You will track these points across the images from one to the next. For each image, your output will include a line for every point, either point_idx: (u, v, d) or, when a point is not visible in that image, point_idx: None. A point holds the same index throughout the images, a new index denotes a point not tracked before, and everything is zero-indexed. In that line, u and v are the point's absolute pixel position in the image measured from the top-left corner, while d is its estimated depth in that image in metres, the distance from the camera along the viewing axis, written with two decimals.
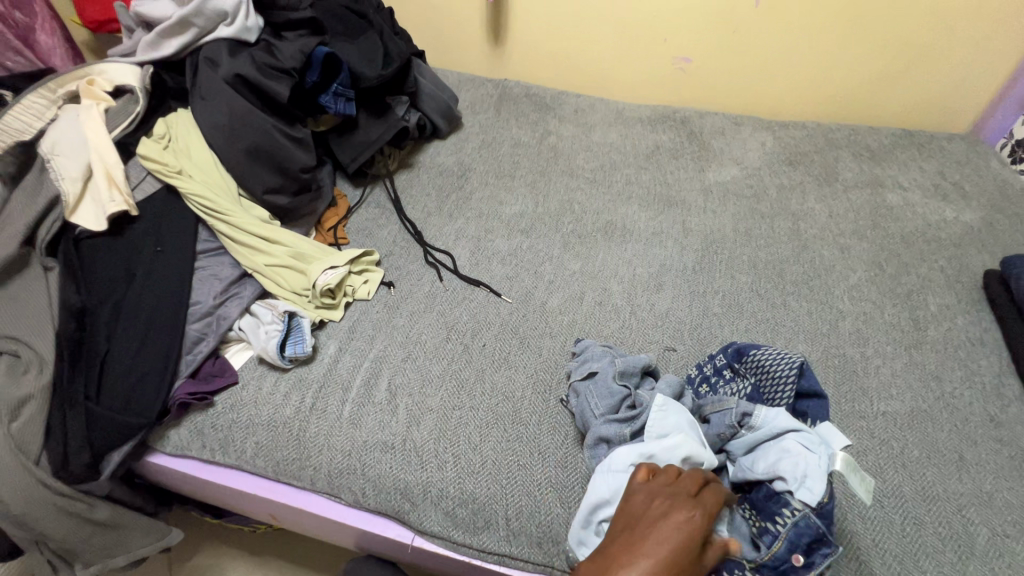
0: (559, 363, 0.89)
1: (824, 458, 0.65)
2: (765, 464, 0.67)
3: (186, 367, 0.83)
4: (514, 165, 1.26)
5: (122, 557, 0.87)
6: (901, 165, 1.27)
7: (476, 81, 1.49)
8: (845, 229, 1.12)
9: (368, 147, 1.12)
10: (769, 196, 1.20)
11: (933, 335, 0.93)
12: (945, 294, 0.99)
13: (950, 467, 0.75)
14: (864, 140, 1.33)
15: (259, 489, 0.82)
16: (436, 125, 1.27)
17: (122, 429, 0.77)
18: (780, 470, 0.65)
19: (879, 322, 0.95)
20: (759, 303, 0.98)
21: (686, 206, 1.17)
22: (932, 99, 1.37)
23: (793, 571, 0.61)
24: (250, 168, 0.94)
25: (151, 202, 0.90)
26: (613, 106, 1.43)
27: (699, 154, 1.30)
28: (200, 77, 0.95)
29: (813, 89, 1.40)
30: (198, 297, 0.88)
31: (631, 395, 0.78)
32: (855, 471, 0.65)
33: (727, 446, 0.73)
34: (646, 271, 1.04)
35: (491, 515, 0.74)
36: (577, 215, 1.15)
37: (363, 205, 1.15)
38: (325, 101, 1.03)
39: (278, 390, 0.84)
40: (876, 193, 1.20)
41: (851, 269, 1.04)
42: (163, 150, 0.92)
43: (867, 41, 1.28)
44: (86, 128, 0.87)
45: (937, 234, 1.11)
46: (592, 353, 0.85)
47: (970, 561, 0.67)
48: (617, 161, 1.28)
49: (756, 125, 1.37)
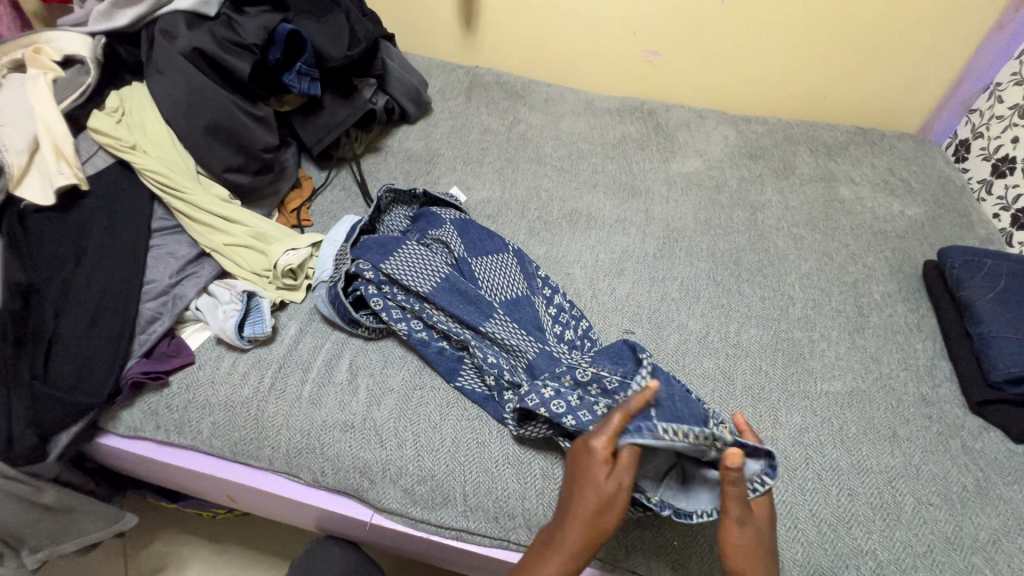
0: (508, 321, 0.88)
1: (519, 291, 0.91)
2: (489, 290, 0.90)
3: (140, 347, 0.81)
4: (482, 151, 1.27)
5: (70, 543, 0.88)
6: (853, 161, 1.33)
7: (446, 67, 1.48)
8: (799, 220, 1.17)
9: (334, 129, 1.12)
10: (730, 187, 1.24)
11: (875, 320, 0.98)
12: (888, 282, 1.05)
13: (883, 443, 0.80)
14: (820, 136, 1.38)
15: (215, 469, 0.81)
16: (404, 109, 1.26)
17: (71, 408, 0.75)
18: (484, 279, 0.91)
19: (826, 308, 0.99)
20: (716, 289, 1.01)
21: (650, 195, 1.20)
22: (884, 96, 1.42)
23: (435, 244, 0.95)
24: (209, 145, 0.92)
25: (103, 176, 0.87)
26: (582, 96, 1.44)
27: (663, 146, 1.33)
28: (156, 49, 0.92)
29: (773, 86, 1.44)
30: (152, 275, 0.86)
31: (486, 392, 0.81)
32: (541, 297, 0.91)
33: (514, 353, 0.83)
34: (609, 257, 1.06)
35: (449, 492, 0.75)
36: (544, 203, 1.16)
37: (328, 188, 1.14)
38: (289, 80, 1.01)
39: (236, 369, 0.83)
40: (829, 187, 1.26)
41: (803, 258, 1.09)
42: (115, 123, 0.89)
43: (824, 42, 1.33)
44: (32, 98, 0.84)
45: (883, 227, 1.17)
46: (471, 371, 0.83)
47: (896, 528, 0.72)
48: (585, 150, 1.30)
49: (720, 118, 1.41)
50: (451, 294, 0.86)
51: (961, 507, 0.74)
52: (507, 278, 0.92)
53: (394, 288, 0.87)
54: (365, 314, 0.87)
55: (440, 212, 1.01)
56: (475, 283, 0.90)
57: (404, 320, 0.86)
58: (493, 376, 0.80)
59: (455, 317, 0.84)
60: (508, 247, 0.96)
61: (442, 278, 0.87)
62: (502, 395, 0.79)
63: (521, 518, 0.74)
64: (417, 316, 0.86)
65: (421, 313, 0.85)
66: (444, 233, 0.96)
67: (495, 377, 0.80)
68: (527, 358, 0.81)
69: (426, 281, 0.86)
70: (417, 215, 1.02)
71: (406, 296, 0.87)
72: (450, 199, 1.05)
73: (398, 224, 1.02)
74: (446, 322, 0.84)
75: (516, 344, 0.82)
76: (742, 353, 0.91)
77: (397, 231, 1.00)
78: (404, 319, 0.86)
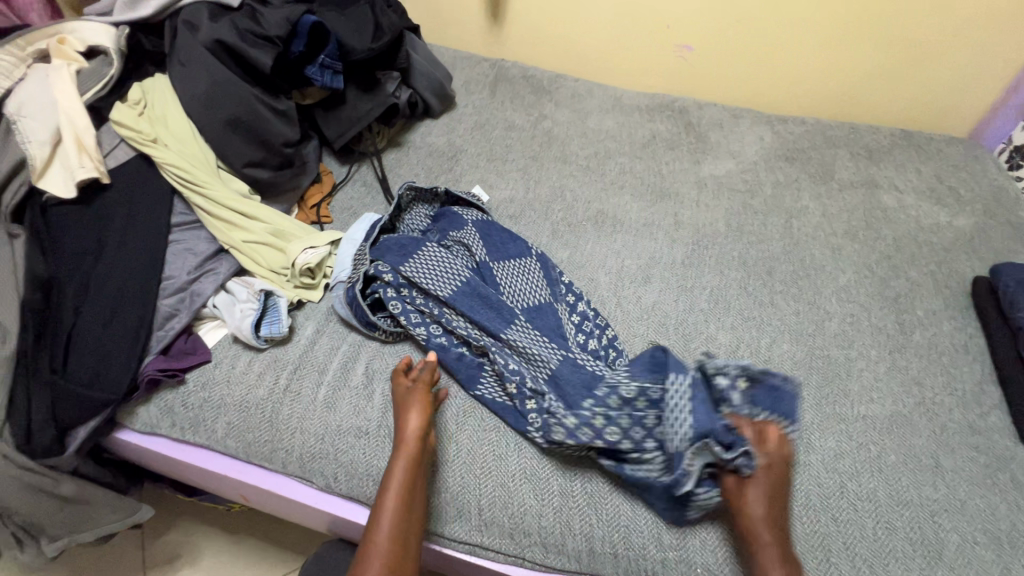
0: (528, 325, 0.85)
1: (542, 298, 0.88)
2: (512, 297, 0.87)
3: (158, 344, 0.81)
4: (506, 148, 1.23)
5: (88, 534, 0.87)
6: (896, 166, 1.25)
7: (471, 59, 1.45)
8: (837, 228, 1.11)
9: (356, 124, 1.09)
10: (764, 192, 1.18)
11: (918, 339, 0.92)
12: (933, 298, 0.99)
13: (925, 474, 0.75)
14: (863, 139, 1.31)
15: (229, 470, 0.80)
16: (427, 103, 1.23)
17: (89, 405, 0.75)
18: (507, 284, 0.88)
19: (865, 324, 0.94)
20: (747, 300, 0.97)
21: (680, 198, 1.15)
22: (935, 98, 1.33)
23: (456, 245, 0.92)
24: (229, 140, 0.91)
25: (124, 170, 0.87)
26: (610, 92, 1.39)
27: (695, 146, 1.28)
28: (179, 41, 0.91)
29: (813, 85, 1.37)
30: (171, 271, 0.85)
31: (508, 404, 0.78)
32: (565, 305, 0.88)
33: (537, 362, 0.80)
34: (636, 263, 1.02)
35: (464, 505, 0.73)
36: (568, 204, 1.13)
37: (348, 183, 1.12)
38: (311, 73, 0.98)
39: (252, 369, 0.82)
40: (871, 194, 1.19)
41: (841, 269, 1.03)
42: (138, 117, 0.89)
43: (872, 39, 1.26)
44: (56, 89, 0.84)
45: (929, 239, 1.10)
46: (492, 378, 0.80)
47: (937, 567, 0.67)
48: (612, 148, 1.26)
49: (755, 118, 1.35)
50: (471, 298, 0.83)
51: (1009, 548, 0.69)
52: (530, 284, 0.89)
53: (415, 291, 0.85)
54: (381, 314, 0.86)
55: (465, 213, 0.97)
56: (497, 288, 0.87)
57: (423, 325, 0.83)
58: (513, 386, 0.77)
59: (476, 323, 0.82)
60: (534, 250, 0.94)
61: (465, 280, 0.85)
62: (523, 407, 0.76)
63: (537, 536, 0.71)
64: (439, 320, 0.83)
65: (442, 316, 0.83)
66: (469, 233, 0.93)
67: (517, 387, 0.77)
68: (550, 367, 0.77)
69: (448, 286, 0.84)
70: (438, 214, 0.99)
71: (427, 301, 0.84)
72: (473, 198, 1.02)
73: (418, 224, 0.99)
74: (468, 329, 0.82)
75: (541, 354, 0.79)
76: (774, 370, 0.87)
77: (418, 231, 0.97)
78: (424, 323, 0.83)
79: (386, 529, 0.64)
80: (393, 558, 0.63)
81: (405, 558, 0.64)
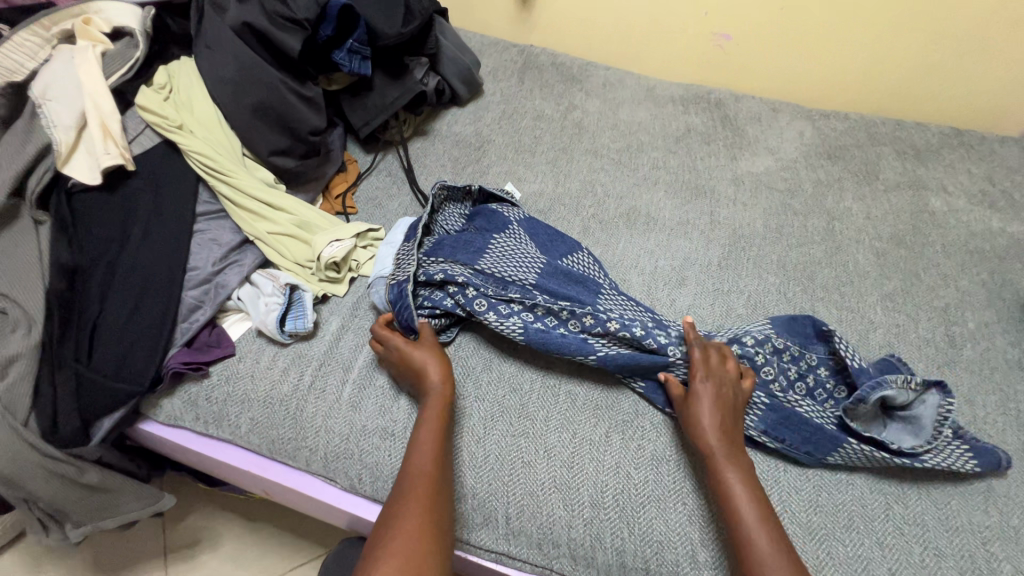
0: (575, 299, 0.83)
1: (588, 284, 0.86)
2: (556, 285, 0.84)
3: (182, 336, 0.79)
4: (535, 139, 1.19)
5: (111, 520, 0.84)
6: (945, 166, 1.18)
7: (499, 45, 1.40)
8: (882, 232, 1.06)
9: (383, 112, 1.06)
10: (805, 192, 1.13)
11: (969, 353, 0.88)
12: (985, 310, 0.93)
13: (976, 498, 0.71)
14: (910, 136, 1.24)
15: (252, 466, 0.79)
16: (455, 91, 1.19)
17: (114, 397, 0.74)
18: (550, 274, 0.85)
19: (911, 336, 0.90)
20: (786, 307, 0.93)
21: (716, 196, 1.11)
22: (991, 98, 1.24)
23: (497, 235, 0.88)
24: (255, 127, 0.88)
25: (149, 156, 0.85)
26: (643, 82, 1.34)
27: (731, 140, 1.22)
28: (206, 24, 0.88)
29: (858, 78, 1.30)
30: (196, 262, 0.83)
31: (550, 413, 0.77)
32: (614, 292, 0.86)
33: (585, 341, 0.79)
34: (669, 264, 0.98)
35: (491, 512, 0.71)
36: (599, 199, 1.08)
37: (373, 173, 1.09)
38: (339, 58, 0.95)
39: (276, 365, 0.80)
40: (918, 196, 1.12)
41: (886, 276, 0.98)
42: (163, 101, 0.87)
43: (925, 32, 1.18)
44: (81, 71, 0.82)
45: (981, 245, 1.04)
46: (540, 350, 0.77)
47: None
48: (644, 142, 1.21)
49: (795, 112, 1.29)
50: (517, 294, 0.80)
51: None
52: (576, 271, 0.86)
53: (461, 291, 0.80)
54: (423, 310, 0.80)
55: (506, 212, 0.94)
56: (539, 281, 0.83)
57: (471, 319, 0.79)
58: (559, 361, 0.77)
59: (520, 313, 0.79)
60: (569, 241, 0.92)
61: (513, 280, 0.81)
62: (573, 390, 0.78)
63: (566, 547, 0.69)
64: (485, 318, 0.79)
65: (489, 313, 0.78)
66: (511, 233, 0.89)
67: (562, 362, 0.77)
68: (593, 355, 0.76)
69: (495, 288, 0.81)
70: (474, 213, 0.95)
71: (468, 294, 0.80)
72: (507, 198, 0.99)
73: (453, 224, 0.95)
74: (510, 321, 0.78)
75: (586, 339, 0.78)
76: None
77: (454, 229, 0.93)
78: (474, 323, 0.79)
79: (423, 471, 0.64)
80: (429, 500, 0.62)
81: (441, 504, 0.63)
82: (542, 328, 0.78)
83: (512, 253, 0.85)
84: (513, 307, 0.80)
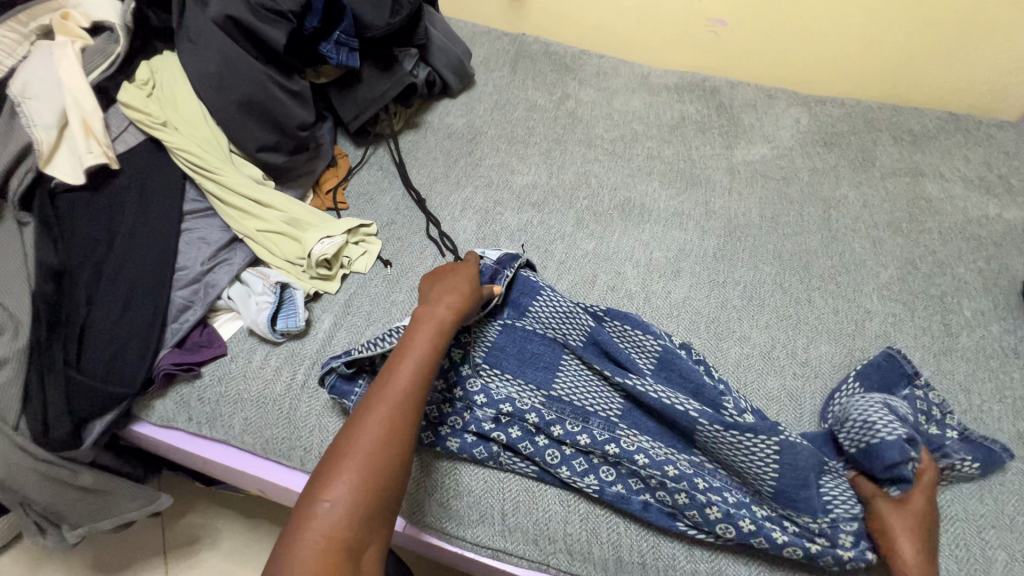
0: (613, 403, 0.74)
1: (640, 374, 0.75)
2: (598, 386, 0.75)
3: (172, 336, 0.78)
4: (528, 130, 1.17)
5: (110, 521, 0.82)
6: (943, 152, 1.17)
7: (491, 34, 1.38)
8: (879, 220, 1.05)
9: (372, 105, 1.04)
10: (801, 180, 1.11)
11: (965, 342, 0.87)
12: (982, 298, 0.93)
13: (971, 487, 0.72)
14: (906, 122, 1.22)
15: (248, 465, 0.79)
16: (446, 82, 1.17)
17: (104, 399, 0.73)
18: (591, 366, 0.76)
19: (907, 325, 0.89)
20: (782, 297, 0.92)
21: (711, 186, 1.09)
22: (986, 81, 1.22)
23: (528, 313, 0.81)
24: (242, 122, 0.87)
25: (133, 155, 0.84)
26: (638, 70, 1.32)
27: (726, 129, 1.21)
28: (188, 16, 0.86)
29: (855, 63, 1.28)
30: (184, 261, 0.82)
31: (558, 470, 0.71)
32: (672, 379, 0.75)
33: (620, 471, 0.69)
34: (665, 256, 0.98)
35: (487, 509, 0.71)
36: (593, 191, 1.07)
37: (364, 167, 1.07)
38: (326, 51, 0.94)
39: (269, 364, 0.80)
40: (914, 182, 1.11)
41: (883, 265, 0.97)
42: (146, 98, 0.86)
43: (921, 14, 1.16)
44: (61, 69, 0.80)
45: (977, 231, 1.03)
46: (568, 476, 0.69)
47: None
48: (639, 132, 1.19)
49: (791, 99, 1.27)
50: (548, 405, 0.73)
51: None
52: (626, 365, 0.76)
53: (511, 425, 0.71)
54: (458, 437, 0.71)
55: (544, 292, 0.82)
56: (573, 389, 0.74)
57: (499, 428, 0.71)
58: (590, 482, 0.68)
59: (549, 435, 0.70)
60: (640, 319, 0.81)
61: (574, 409, 0.72)
62: (598, 505, 0.70)
63: (562, 543, 0.69)
64: (535, 462, 0.71)
65: (542, 454, 0.70)
66: (536, 314, 0.81)
67: (589, 482, 0.68)
68: (623, 491, 0.68)
69: (526, 394, 0.74)
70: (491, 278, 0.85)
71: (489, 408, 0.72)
72: (515, 254, 0.86)
73: None
74: (534, 437, 0.70)
75: (619, 468, 0.69)
76: (811, 374, 0.84)
77: (497, 322, 0.80)
78: (514, 459, 0.71)
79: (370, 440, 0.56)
80: (366, 488, 0.54)
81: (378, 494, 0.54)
82: (568, 457, 0.69)
83: (538, 356, 0.77)
84: (548, 436, 0.71)
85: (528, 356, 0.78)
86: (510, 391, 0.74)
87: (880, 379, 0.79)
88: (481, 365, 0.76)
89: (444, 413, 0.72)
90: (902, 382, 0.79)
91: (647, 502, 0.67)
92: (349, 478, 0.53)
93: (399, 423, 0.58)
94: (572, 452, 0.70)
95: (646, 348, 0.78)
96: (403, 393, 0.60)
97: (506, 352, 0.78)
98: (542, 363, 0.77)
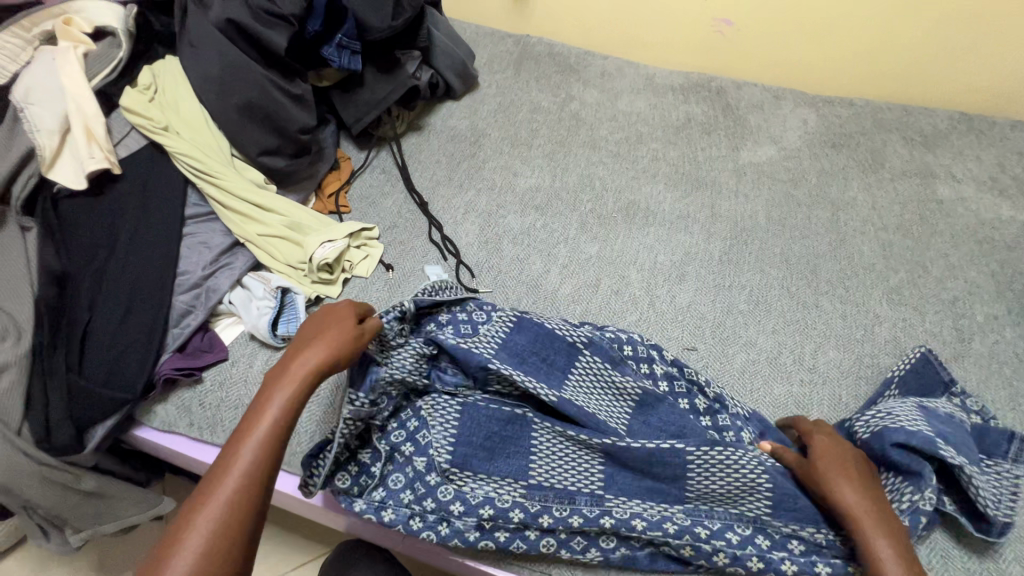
0: (597, 467, 0.70)
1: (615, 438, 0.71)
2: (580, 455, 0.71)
3: (174, 341, 0.78)
4: (532, 132, 1.16)
5: (111, 524, 0.82)
6: (955, 153, 1.15)
7: (494, 36, 1.37)
8: (889, 223, 1.03)
9: (375, 108, 1.04)
10: (808, 182, 1.10)
11: (978, 347, 0.85)
12: (995, 302, 0.91)
13: None
14: (917, 122, 1.20)
15: None
16: (449, 85, 1.17)
17: (105, 404, 0.73)
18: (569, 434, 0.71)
19: (918, 330, 0.88)
20: (789, 302, 0.91)
21: (717, 188, 1.08)
22: (999, 80, 1.20)
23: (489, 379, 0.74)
24: (243, 126, 0.87)
25: (135, 159, 0.84)
26: (642, 71, 1.31)
27: (733, 130, 1.19)
28: (190, 20, 0.86)
29: (864, 63, 1.25)
30: (185, 266, 0.82)
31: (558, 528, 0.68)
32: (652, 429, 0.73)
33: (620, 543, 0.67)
34: (669, 259, 0.96)
35: None
36: (597, 193, 1.06)
37: (367, 170, 1.06)
38: (328, 53, 0.94)
39: (270, 369, 0.79)
40: (925, 184, 1.09)
41: (892, 268, 0.95)
42: (148, 103, 0.86)
43: (931, 13, 1.14)
44: (64, 75, 0.81)
45: (990, 234, 1.01)
46: (571, 539, 0.67)
47: None
48: (644, 133, 1.18)
49: (799, 99, 1.25)
50: (529, 491, 0.68)
51: None
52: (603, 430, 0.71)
53: (496, 530, 0.67)
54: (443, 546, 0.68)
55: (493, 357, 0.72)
56: (552, 462, 0.70)
57: (485, 535, 0.67)
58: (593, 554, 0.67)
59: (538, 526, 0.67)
60: (614, 357, 0.78)
61: (557, 492, 0.68)
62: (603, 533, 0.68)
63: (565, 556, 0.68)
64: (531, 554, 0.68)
65: (537, 548, 0.67)
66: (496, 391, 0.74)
67: (591, 555, 0.67)
68: (627, 548, 0.67)
69: (504, 486, 0.69)
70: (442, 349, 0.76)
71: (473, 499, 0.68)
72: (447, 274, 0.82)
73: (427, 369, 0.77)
74: (524, 532, 0.67)
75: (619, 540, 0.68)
76: (818, 380, 0.82)
77: (458, 402, 0.72)
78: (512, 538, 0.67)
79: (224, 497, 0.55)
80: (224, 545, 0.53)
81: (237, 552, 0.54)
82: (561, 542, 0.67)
83: (509, 438, 0.71)
84: (535, 530, 0.67)
85: (495, 442, 0.71)
86: (489, 475, 0.69)
87: (918, 387, 0.78)
88: (449, 470, 0.69)
89: (416, 528, 0.68)
90: (937, 390, 0.77)
91: (653, 549, 0.68)
92: (205, 531, 0.54)
93: (254, 474, 0.57)
94: (567, 537, 0.67)
95: (625, 391, 0.75)
96: (257, 445, 0.59)
97: (471, 440, 0.70)
98: (514, 433, 0.71)
